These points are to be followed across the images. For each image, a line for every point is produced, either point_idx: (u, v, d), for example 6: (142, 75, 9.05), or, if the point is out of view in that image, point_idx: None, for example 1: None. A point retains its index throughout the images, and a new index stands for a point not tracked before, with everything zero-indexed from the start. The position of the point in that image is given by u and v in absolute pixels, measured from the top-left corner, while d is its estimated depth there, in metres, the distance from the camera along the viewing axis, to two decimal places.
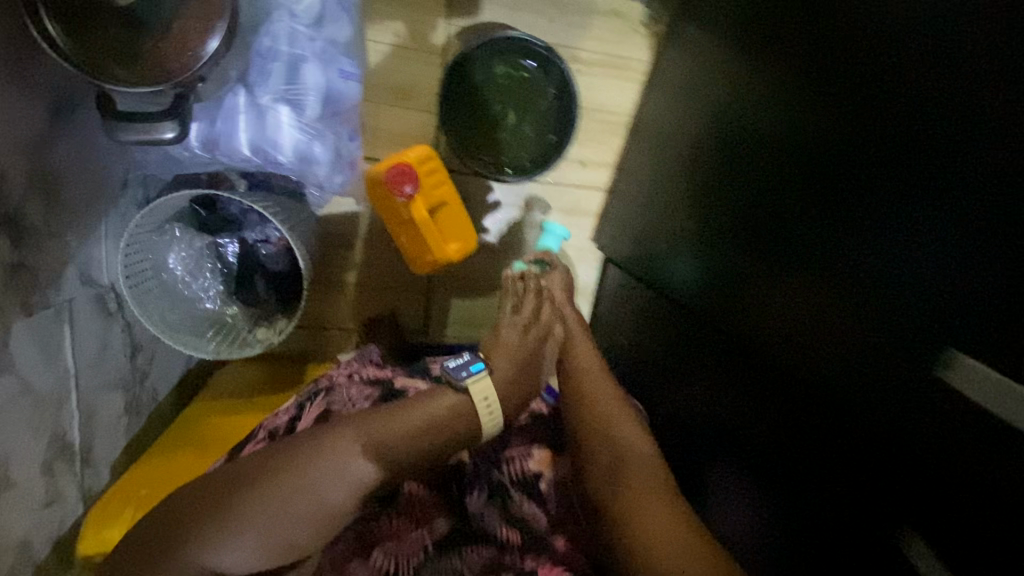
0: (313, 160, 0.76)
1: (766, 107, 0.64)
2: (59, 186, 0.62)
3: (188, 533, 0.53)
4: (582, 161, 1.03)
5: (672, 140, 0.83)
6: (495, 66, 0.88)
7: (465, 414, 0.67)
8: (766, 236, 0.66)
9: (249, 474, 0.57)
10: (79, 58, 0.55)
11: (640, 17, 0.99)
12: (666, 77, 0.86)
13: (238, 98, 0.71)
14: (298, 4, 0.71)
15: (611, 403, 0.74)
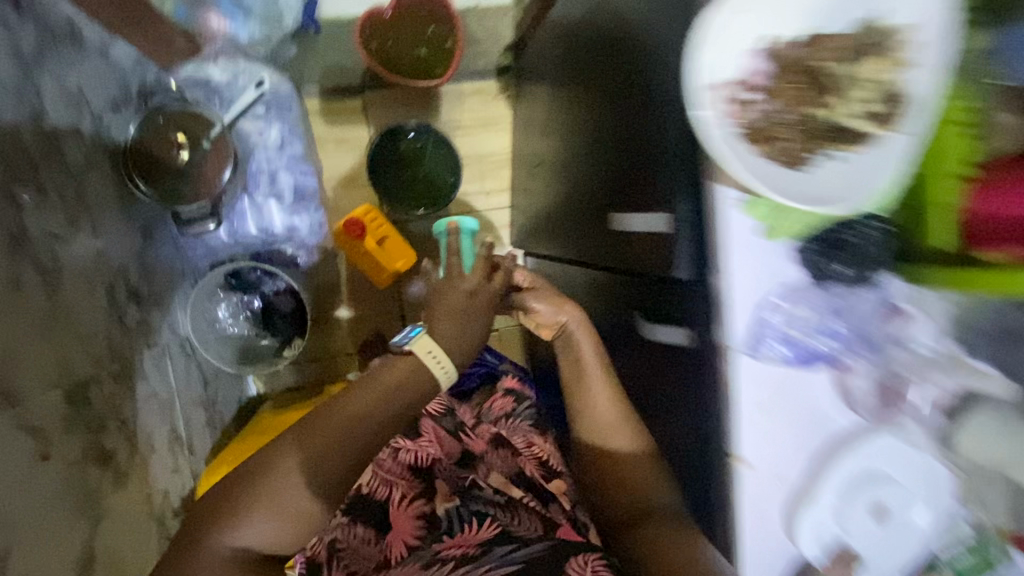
0: (296, 229, 1.26)
1: (617, 104, 0.77)
2: (154, 275, 1.06)
3: (217, 523, 0.65)
4: (487, 191, 1.48)
5: (536, 159, 1.28)
6: (398, 143, 1.34)
7: (420, 370, 0.80)
8: (621, 199, 0.78)
9: (246, 482, 0.67)
10: (160, 195, 1.06)
11: (495, 89, 1.47)
12: (530, 120, 1.33)
13: (244, 202, 1.20)
14: (268, 140, 1.20)
15: (609, 405, 0.86)
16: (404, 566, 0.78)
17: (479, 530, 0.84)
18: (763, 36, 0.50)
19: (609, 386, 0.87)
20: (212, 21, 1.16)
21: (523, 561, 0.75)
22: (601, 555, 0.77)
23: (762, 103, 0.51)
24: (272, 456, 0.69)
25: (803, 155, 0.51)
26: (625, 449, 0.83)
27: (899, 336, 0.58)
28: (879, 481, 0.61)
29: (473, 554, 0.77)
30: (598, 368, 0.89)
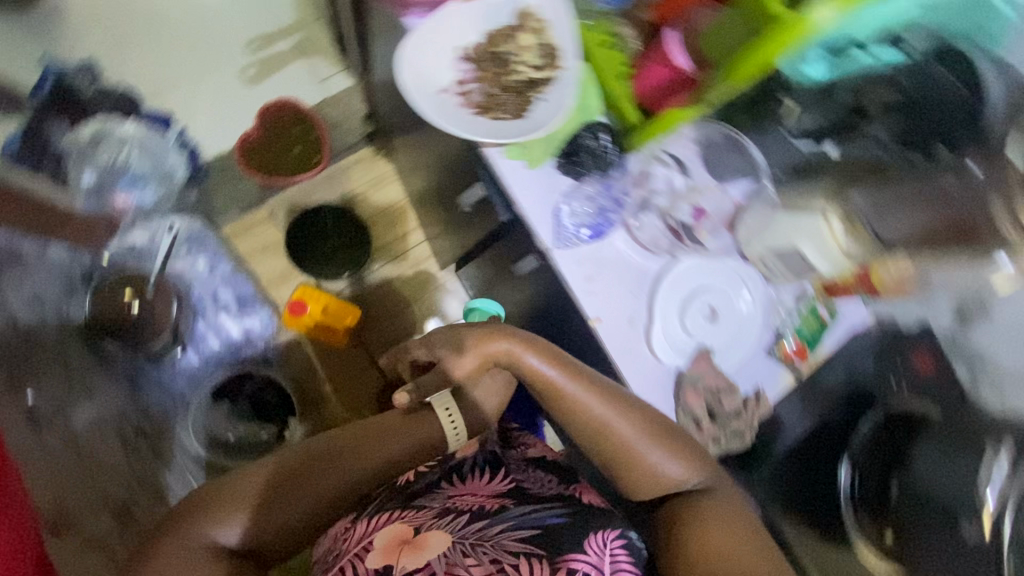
0: (251, 328, 1.44)
1: (418, 123, 1.01)
2: (151, 415, 1.29)
3: (211, 516, 0.74)
4: (403, 233, 1.65)
5: (424, 188, 1.46)
6: (303, 222, 1.56)
7: (428, 418, 0.86)
8: (455, 183, 0.99)
9: (245, 480, 0.78)
10: (130, 339, 1.27)
11: (370, 151, 1.67)
12: (406, 161, 1.52)
13: (200, 325, 1.39)
14: (200, 267, 1.44)
15: (629, 417, 0.78)
16: (407, 512, 0.73)
17: (489, 481, 0.78)
18: (454, 51, 0.74)
19: (609, 403, 0.78)
20: (119, 200, 1.31)
21: (541, 528, 0.70)
22: (620, 534, 0.71)
23: (478, 88, 0.75)
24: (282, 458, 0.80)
25: (525, 108, 0.75)
26: (646, 448, 0.77)
27: (656, 189, 0.83)
28: (702, 291, 0.84)
29: (493, 510, 0.72)
30: (583, 390, 0.79)
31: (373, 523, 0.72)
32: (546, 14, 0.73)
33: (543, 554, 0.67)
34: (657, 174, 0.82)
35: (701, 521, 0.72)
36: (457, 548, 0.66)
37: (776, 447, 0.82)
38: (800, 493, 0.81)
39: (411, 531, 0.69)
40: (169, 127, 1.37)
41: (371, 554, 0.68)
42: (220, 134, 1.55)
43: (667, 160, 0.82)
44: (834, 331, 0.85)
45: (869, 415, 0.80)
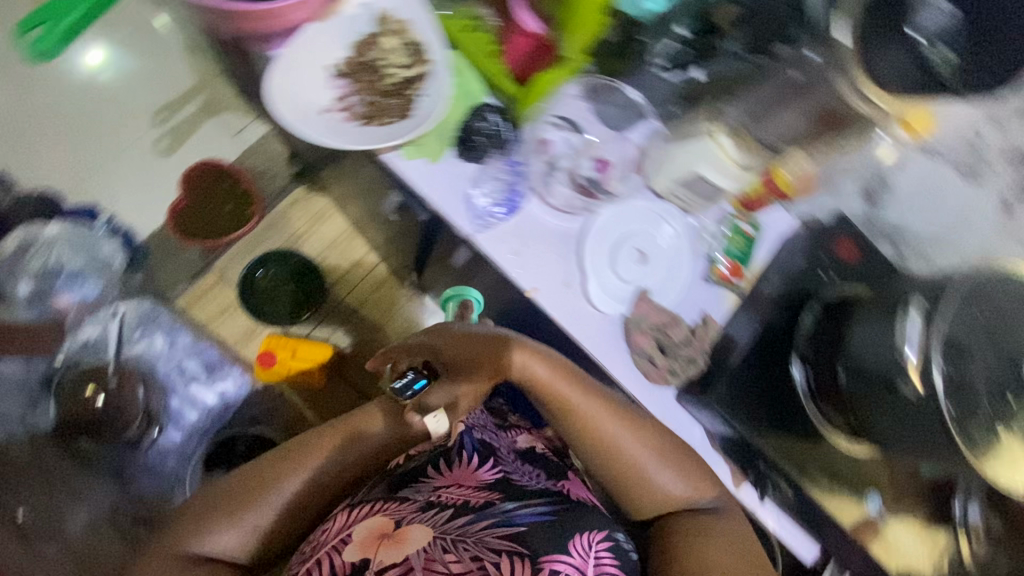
0: (226, 393, 1.41)
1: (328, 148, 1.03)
2: (146, 501, 1.29)
3: (211, 524, 0.77)
4: (357, 260, 1.66)
5: (362, 211, 1.47)
6: (254, 275, 1.58)
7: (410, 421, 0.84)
8: (378, 197, 1.01)
9: (241, 485, 0.79)
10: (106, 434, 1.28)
11: (304, 190, 1.66)
12: (339, 190, 1.53)
13: (172, 401, 1.37)
14: (157, 346, 1.39)
15: (636, 433, 0.78)
16: (390, 504, 0.74)
17: (477, 469, 0.78)
18: (326, 71, 0.76)
19: (622, 419, 0.78)
20: (61, 301, 1.31)
21: (527, 525, 0.69)
22: (607, 535, 0.70)
23: (360, 100, 0.77)
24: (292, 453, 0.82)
25: (408, 106, 0.77)
26: (655, 471, 0.78)
27: (558, 153, 0.87)
28: (626, 237, 0.87)
29: (479, 504, 0.72)
30: (596, 406, 0.78)
31: (354, 517, 0.75)
32: (404, 15, 0.76)
33: (526, 554, 0.65)
34: (555, 139, 0.87)
35: (703, 533, 0.74)
36: (438, 544, 0.66)
37: (730, 359, 0.84)
38: (760, 396, 0.83)
39: (392, 525, 0.70)
40: (97, 216, 1.41)
41: (348, 546, 0.70)
42: (149, 211, 1.54)
43: (561, 123, 0.87)
44: (762, 242, 0.90)
45: (809, 307, 0.83)
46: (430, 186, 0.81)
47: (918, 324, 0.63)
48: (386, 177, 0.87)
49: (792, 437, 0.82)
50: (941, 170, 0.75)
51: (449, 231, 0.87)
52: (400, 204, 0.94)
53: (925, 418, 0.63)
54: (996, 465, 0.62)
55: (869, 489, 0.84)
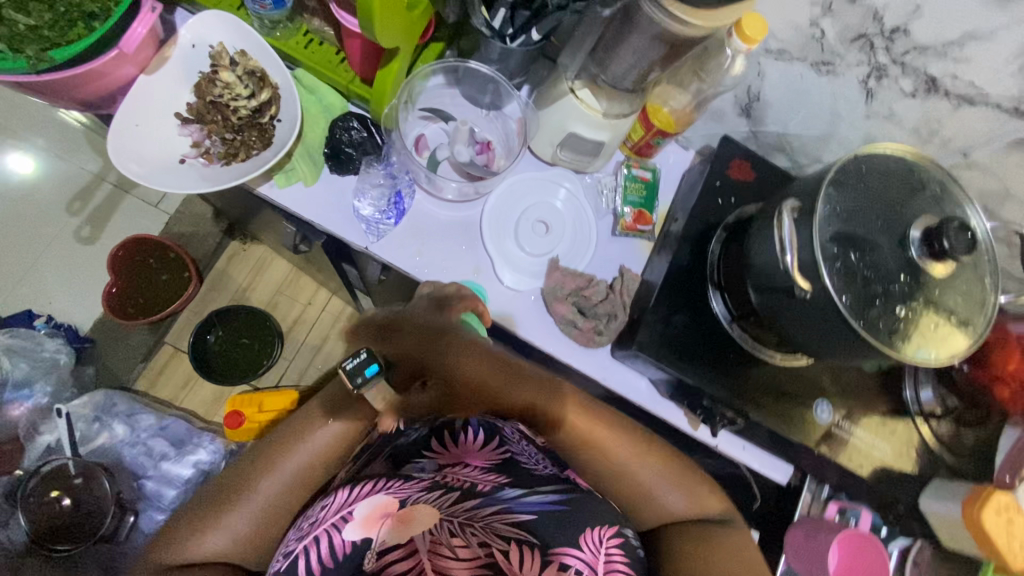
0: (199, 462, 1.35)
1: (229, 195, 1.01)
2: None
3: (199, 530, 0.70)
4: (308, 301, 1.62)
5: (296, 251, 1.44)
6: (206, 338, 1.52)
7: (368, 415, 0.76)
8: (287, 232, 0.99)
9: (230, 483, 0.73)
10: (83, 534, 1.27)
11: (235, 243, 1.61)
12: (269, 235, 1.49)
13: (148, 484, 1.33)
14: (119, 433, 1.36)
15: (639, 451, 0.74)
16: (394, 483, 0.68)
17: (482, 448, 0.74)
18: (176, 118, 0.75)
19: (638, 446, 0.74)
20: (13, 411, 1.33)
21: (537, 512, 0.64)
22: (614, 531, 0.66)
23: (214, 140, 0.76)
24: (298, 434, 0.75)
25: (265, 135, 0.76)
26: (654, 485, 0.74)
27: (434, 145, 0.85)
28: (526, 210, 0.87)
29: (487, 489, 0.67)
30: (617, 436, 0.74)
31: (354, 494, 0.68)
32: (238, 45, 0.75)
33: (534, 543, 0.61)
34: (430, 134, 0.86)
35: (709, 546, 0.70)
36: (444, 526, 0.61)
37: (647, 302, 0.82)
38: (686, 335, 0.80)
39: (396, 505, 0.64)
40: (35, 318, 1.45)
41: (349, 525, 0.63)
42: (85, 300, 1.51)
43: (432, 115, 0.86)
44: (663, 180, 0.93)
45: (716, 234, 0.82)
46: (313, 208, 0.80)
47: (790, 223, 0.62)
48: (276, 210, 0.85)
49: (729, 367, 0.80)
50: (800, 72, 0.73)
51: (350, 248, 0.85)
52: (304, 233, 0.92)
53: (825, 315, 0.61)
54: (910, 343, 0.61)
55: (815, 397, 0.83)
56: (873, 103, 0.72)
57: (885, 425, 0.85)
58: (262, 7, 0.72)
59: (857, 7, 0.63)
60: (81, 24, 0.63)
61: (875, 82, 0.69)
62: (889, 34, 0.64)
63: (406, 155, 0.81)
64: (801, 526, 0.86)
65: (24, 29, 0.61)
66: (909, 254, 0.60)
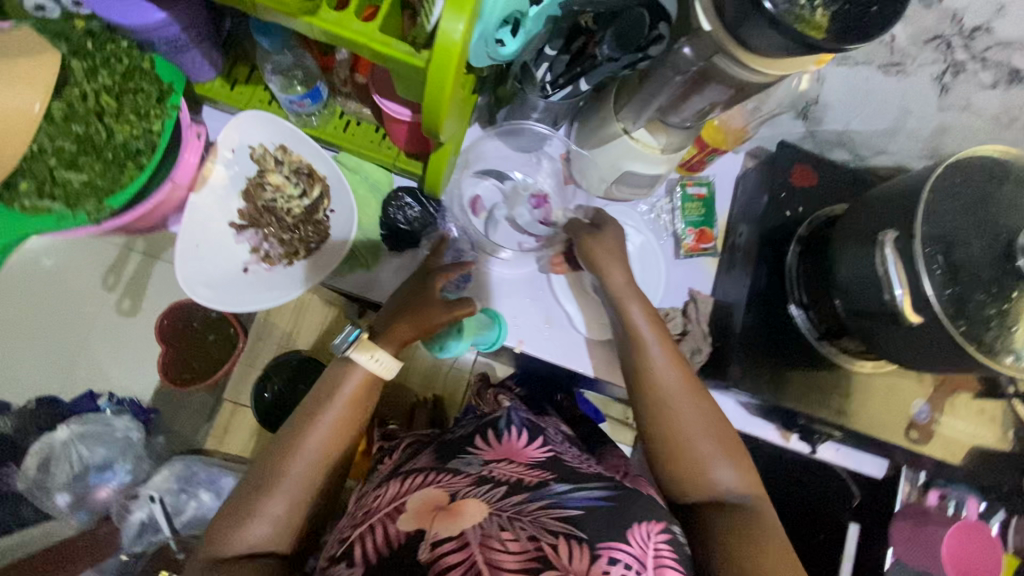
0: None
1: None
2: None
3: (229, 521, 0.60)
4: None
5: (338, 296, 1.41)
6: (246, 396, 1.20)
7: (385, 359, 0.65)
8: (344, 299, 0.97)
9: (259, 467, 0.62)
10: None
11: None
12: None
13: None
14: (208, 500, 1.19)
15: (696, 399, 0.64)
16: (441, 476, 0.60)
17: (526, 446, 0.64)
18: (231, 228, 0.74)
19: (697, 389, 0.65)
20: (99, 494, 1.19)
21: (585, 508, 0.55)
22: (663, 526, 0.55)
23: (273, 242, 0.75)
24: (315, 405, 0.64)
25: (323, 228, 0.75)
26: (698, 438, 0.62)
27: (491, 203, 0.83)
28: None
29: (532, 483, 0.58)
30: (678, 369, 0.65)
31: (405, 486, 0.60)
32: (277, 143, 0.73)
33: (582, 538, 0.51)
34: (486, 193, 0.83)
35: (748, 537, 0.57)
36: (494, 521, 0.53)
37: (729, 332, 0.82)
38: (776, 356, 0.79)
39: (447, 497, 0.56)
40: (97, 397, 1.23)
41: (404, 516, 0.56)
42: (130, 370, 1.27)
43: (485, 173, 0.84)
44: (718, 192, 0.90)
45: (790, 247, 0.80)
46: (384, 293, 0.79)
47: (893, 252, 0.60)
48: (341, 293, 0.84)
49: (821, 381, 0.79)
50: (867, 73, 0.70)
51: None
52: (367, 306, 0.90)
53: (938, 341, 0.60)
54: None
55: (911, 395, 0.82)
56: (948, 97, 0.68)
57: (983, 411, 0.83)
58: (299, 104, 0.68)
59: (933, 10, 0.61)
60: (130, 165, 0.60)
61: (951, 78, 0.65)
62: (969, 34, 0.61)
63: (463, 219, 0.81)
64: (906, 518, 0.87)
65: (78, 186, 0.58)
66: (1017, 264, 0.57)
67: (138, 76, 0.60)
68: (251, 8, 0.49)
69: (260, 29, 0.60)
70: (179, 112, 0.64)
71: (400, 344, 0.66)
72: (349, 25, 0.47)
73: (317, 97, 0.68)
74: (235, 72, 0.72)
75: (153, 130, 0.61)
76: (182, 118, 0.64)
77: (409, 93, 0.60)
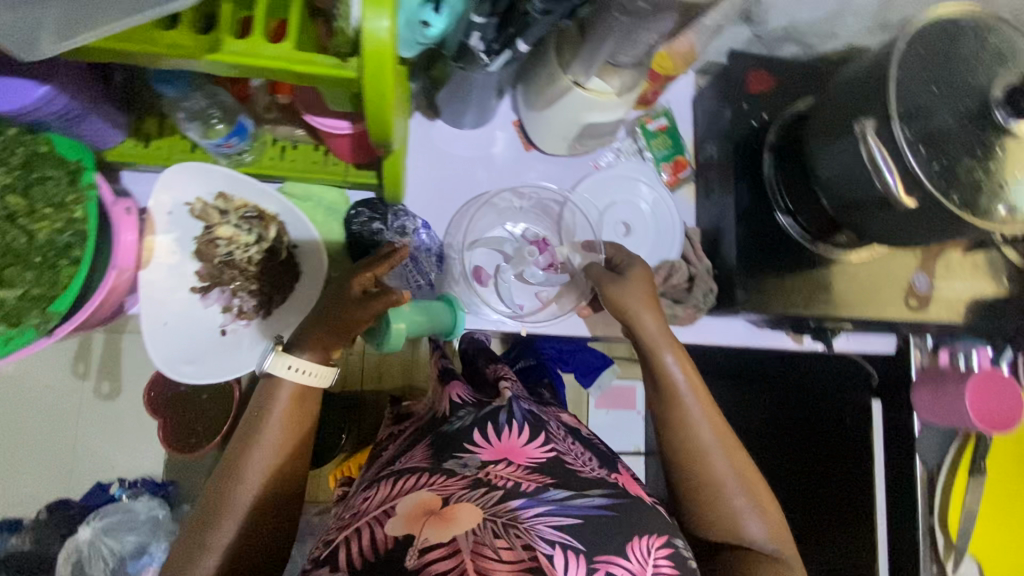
0: None
1: None
2: None
3: (189, 545, 0.55)
4: None
5: None
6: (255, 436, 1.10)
7: (312, 371, 0.60)
8: None
9: (212, 487, 0.58)
10: None
11: None
12: None
13: None
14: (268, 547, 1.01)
15: (731, 453, 0.63)
16: (434, 478, 0.54)
17: (525, 444, 0.60)
18: (194, 293, 0.69)
19: (732, 439, 0.64)
20: None
21: (584, 516, 0.49)
22: (665, 540, 0.51)
23: (242, 295, 0.70)
24: (255, 423, 0.59)
25: (292, 264, 0.72)
26: (731, 487, 0.61)
27: (495, 268, 0.82)
28: (614, 206, 0.86)
29: (530, 488, 0.51)
30: (711, 418, 0.64)
31: (393, 490, 0.54)
32: (216, 189, 0.67)
33: (580, 547, 0.46)
34: (488, 260, 0.82)
35: None
36: (488, 527, 0.46)
37: (725, 257, 0.81)
38: (774, 269, 0.78)
39: (440, 501, 0.49)
40: (108, 486, 1.07)
41: (391, 519, 0.49)
42: (133, 450, 1.10)
43: (481, 240, 0.82)
44: (679, 118, 0.89)
45: (765, 156, 0.77)
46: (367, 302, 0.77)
47: (876, 139, 0.59)
48: None
49: (823, 283, 0.79)
50: None
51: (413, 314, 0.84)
52: None
53: (932, 216, 0.60)
54: (1015, 183, 0.59)
55: (908, 268, 0.82)
56: None
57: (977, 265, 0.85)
58: (227, 143, 0.62)
59: None
60: (63, 264, 0.54)
61: None
62: None
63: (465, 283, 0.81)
64: (925, 384, 0.90)
65: (15, 301, 0.52)
66: (995, 120, 0.56)
67: (38, 163, 0.54)
68: (142, 60, 0.43)
69: (160, 77, 0.55)
70: (98, 191, 0.58)
71: (326, 354, 0.61)
72: (261, 51, 0.41)
73: (243, 131, 0.62)
74: (145, 126, 0.65)
75: (76, 218, 0.55)
76: (103, 195, 0.58)
77: (341, 101, 0.56)
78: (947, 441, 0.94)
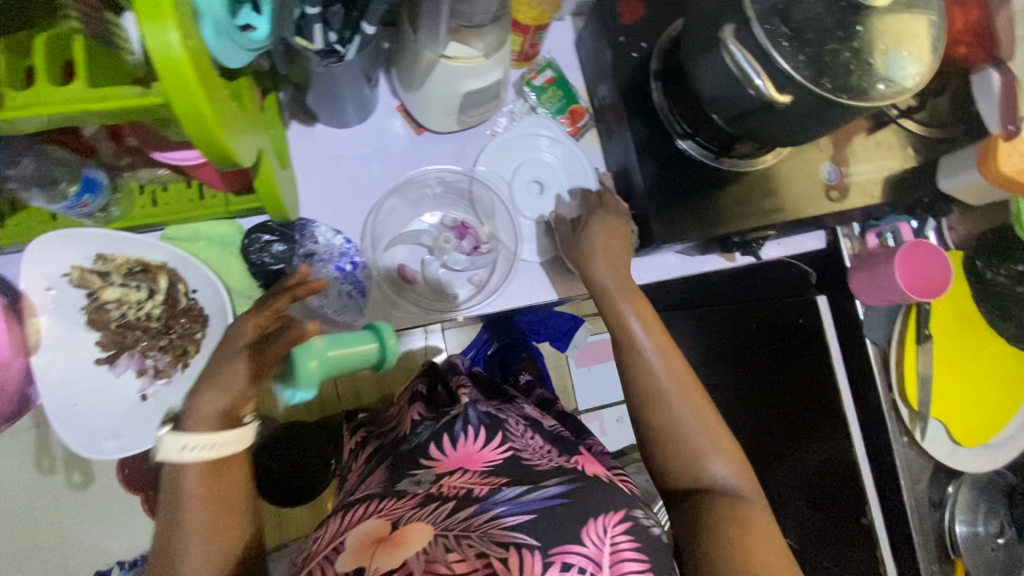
0: None
1: None
2: None
3: None
4: None
5: None
6: None
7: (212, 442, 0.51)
8: None
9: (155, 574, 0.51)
10: None
11: None
12: None
13: None
14: None
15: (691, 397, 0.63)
16: (386, 502, 0.53)
17: (480, 448, 0.58)
18: (101, 364, 0.66)
19: (695, 382, 0.64)
20: None
21: (537, 510, 0.49)
22: (623, 516, 0.51)
23: (154, 355, 0.68)
24: (171, 505, 0.50)
25: (195, 312, 0.68)
26: (691, 431, 0.61)
27: (420, 263, 0.80)
28: (524, 168, 0.84)
29: (482, 493, 0.51)
30: (674, 363, 0.64)
31: (346, 521, 0.53)
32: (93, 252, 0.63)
33: (534, 544, 0.47)
34: (410, 256, 0.81)
35: (739, 522, 0.56)
36: (439, 543, 0.48)
37: (639, 196, 0.80)
38: (686, 197, 0.77)
39: (389, 527, 0.50)
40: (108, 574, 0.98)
41: (340, 555, 0.49)
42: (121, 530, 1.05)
43: (398, 238, 0.80)
44: (564, 66, 0.87)
45: (653, 84, 0.76)
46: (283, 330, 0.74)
47: (739, 46, 0.58)
48: None
49: (738, 199, 0.79)
50: None
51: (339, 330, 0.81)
52: None
53: (810, 109, 0.59)
54: (884, 56, 0.59)
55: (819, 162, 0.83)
56: None
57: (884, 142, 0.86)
58: (83, 204, 0.59)
59: None
60: None
61: None
62: None
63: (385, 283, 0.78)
64: (861, 270, 0.91)
65: None
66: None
67: None
68: None
69: None
70: None
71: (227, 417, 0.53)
72: (51, 97, 0.38)
73: (95, 185, 0.59)
74: None
75: None
76: None
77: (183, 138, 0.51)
78: (893, 317, 0.96)
